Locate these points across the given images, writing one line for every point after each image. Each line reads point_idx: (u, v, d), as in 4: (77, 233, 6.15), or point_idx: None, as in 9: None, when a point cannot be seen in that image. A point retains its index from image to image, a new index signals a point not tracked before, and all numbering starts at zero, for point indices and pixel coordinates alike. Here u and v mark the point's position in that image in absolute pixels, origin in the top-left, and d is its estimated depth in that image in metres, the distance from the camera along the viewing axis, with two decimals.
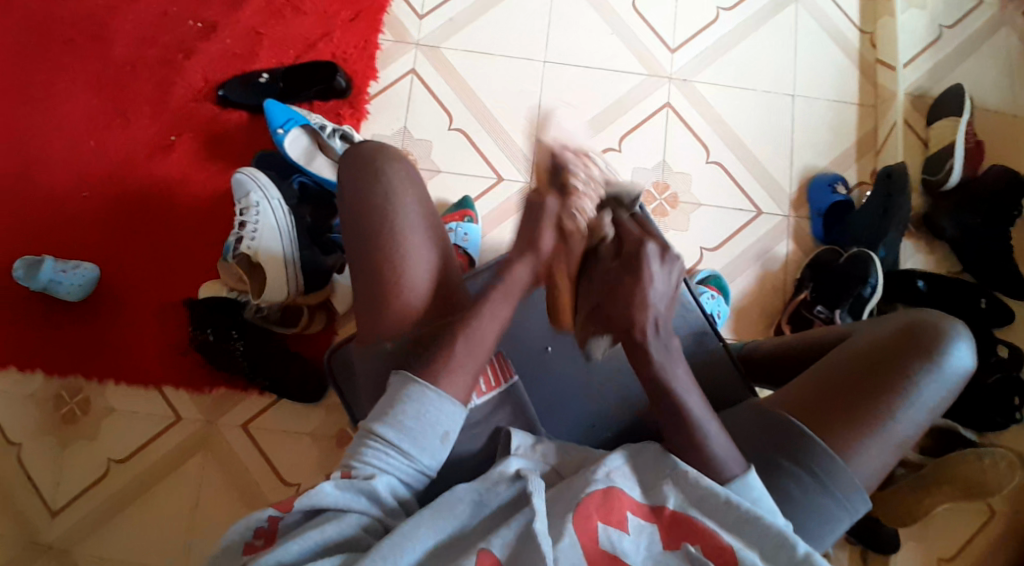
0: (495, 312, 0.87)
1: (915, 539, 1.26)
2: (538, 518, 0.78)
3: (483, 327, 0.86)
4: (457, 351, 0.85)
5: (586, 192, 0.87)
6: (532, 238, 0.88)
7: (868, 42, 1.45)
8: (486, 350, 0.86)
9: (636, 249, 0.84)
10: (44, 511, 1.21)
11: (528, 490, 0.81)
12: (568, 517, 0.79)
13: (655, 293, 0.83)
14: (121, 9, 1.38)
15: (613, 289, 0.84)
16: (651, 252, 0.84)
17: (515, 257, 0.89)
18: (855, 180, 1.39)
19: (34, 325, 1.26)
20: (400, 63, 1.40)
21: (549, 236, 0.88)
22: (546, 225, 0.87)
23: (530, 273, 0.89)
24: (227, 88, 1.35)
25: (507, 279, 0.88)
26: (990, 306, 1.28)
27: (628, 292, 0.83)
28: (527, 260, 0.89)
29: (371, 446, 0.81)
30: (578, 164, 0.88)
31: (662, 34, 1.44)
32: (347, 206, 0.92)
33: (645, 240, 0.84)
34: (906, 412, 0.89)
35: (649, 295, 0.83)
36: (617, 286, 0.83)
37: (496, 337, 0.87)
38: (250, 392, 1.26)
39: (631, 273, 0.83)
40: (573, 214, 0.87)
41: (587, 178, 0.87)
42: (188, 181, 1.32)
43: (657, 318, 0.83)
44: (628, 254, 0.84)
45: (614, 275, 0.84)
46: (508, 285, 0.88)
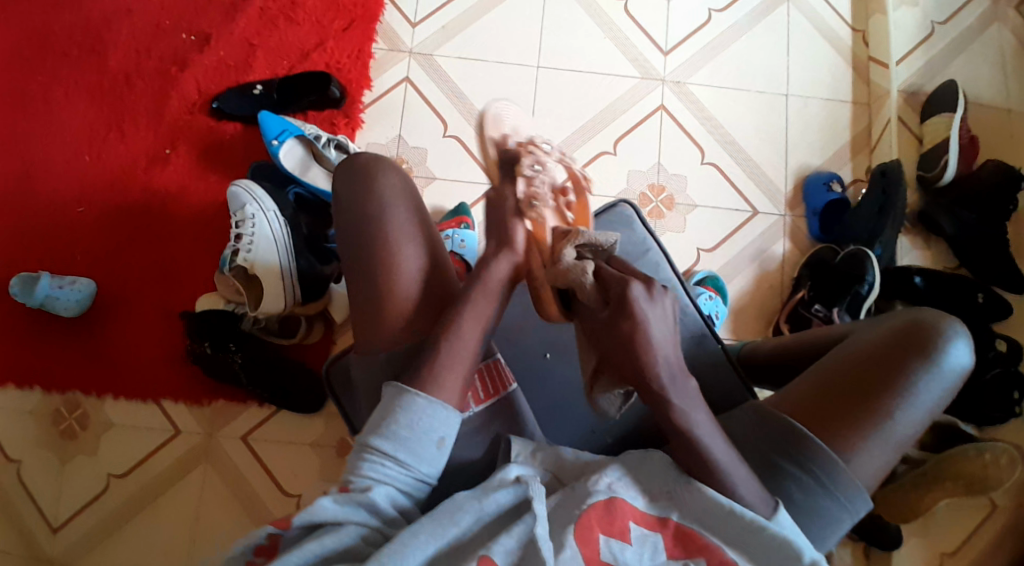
0: (480, 315, 0.87)
1: (918, 536, 1.27)
2: (538, 524, 0.78)
3: (466, 330, 0.86)
4: (443, 354, 0.84)
5: (540, 181, 0.93)
6: (502, 235, 0.90)
7: (860, 40, 1.46)
8: (473, 353, 0.86)
9: (622, 294, 0.80)
10: (46, 527, 1.21)
11: (530, 495, 0.81)
12: (570, 528, 0.79)
13: (649, 330, 0.78)
14: (114, 23, 1.38)
15: (613, 334, 0.79)
16: (638, 296, 0.79)
17: (495, 253, 0.89)
18: (850, 179, 1.40)
19: (32, 341, 1.26)
20: (393, 72, 1.40)
21: (518, 230, 0.90)
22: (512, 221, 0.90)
23: (511, 268, 0.89)
24: (221, 99, 1.35)
25: (489, 277, 0.88)
26: (988, 301, 1.28)
27: (625, 336, 0.78)
28: (507, 257, 0.89)
29: (367, 459, 0.81)
30: (527, 165, 0.94)
31: (655, 36, 1.44)
32: (341, 215, 0.92)
33: (629, 281, 0.80)
34: (905, 412, 0.89)
35: (646, 340, 0.78)
36: (616, 332, 0.79)
37: (479, 337, 0.87)
38: (250, 403, 1.26)
39: (624, 317, 0.78)
40: (532, 204, 0.92)
41: (538, 169, 0.94)
42: (184, 194, 1.32)
43: (662, 360, 0.78)
44: (618, 298, 0.80)
45: (609, 319, 0.80)
46: (500, 293, 0.89)
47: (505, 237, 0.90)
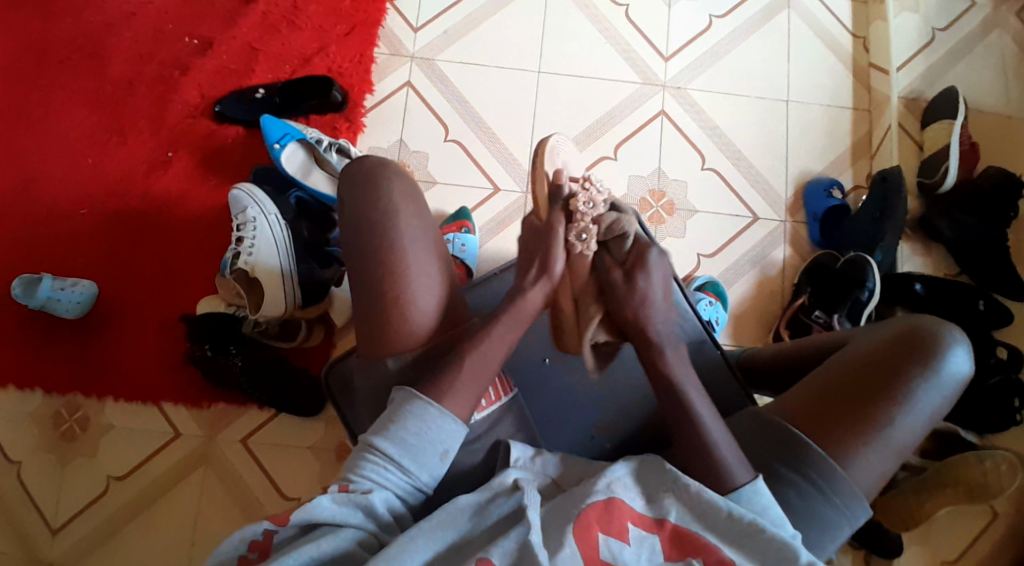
0: (500, 332, 0.89)
1: (918, 543, 1.26)
2: (533, 531, 0.78)
3: (490, 349, 0.88)
4: (462, 373, 0.86)
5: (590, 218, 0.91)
6: (546, 263, 0.91)
7: (860, 47, 1.46)
8: (494, 368, 0.88)
9: (641, 253, 0.91)
10: (45, 528, 1.21)
11: (523, 504, 0.81)
12: (567, 528, 0.79)
13: (655, 287, 0.91)
14: (117, 28, 1.39)
15: (620, 291, 0.90)
16: (653, 255, 0.92)
17: (532, 282, 0.91)
18: (850, 184, 1.40)
19: (33, 343, 1.26)
20: (396, 76, 1.41)
21: (559, 260, 0.91)
22: (557, 249, 0.91)
23: (543, 299, 0.92)
24: (223, 103, 1.35)
25: (522, 303, 0.90)
26: (988, 308, 1.28)
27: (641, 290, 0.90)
28: (545, 287, 0.91)
29: (368, 460, 0.81)
30: (580, 203, 0.91)
31: (656, 42, 1.44)
32: (344, 223, 0.92)
33: (648, 245, 0.92)
34: (904, 419, 0.89)
35: (651, 298, 0.90)
36: (625, 286, 0.90)
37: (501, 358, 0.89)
38: (249, 407, 1.26)
39: (637, 275, 0.90)
40: (578, 239, 0.91)
41: (591, 204, 0.91)
42: (185, 198, 1.32)
43: (661, 320, 0.90)
44: (636, 257, 0.91)
45: (623, 275, 0.91)
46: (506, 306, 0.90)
47: (546, 263, 0.91)
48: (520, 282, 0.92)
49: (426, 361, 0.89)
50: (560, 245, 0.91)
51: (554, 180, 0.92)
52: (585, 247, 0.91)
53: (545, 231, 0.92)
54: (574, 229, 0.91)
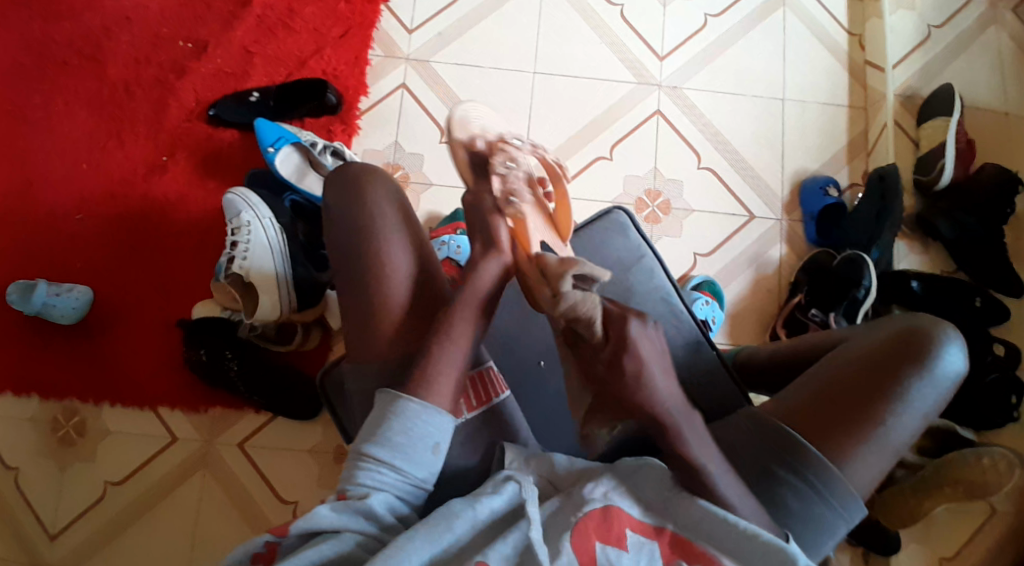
0: (469, 320, 0.88)
1: (916, 540, 1.26)
2: (534, 529, 0.78)
3: (459, 334, 0.87)
4: (435, 359, 0.85)
5: (514, 176, 0.94)
6: (488, 236, 0.90)
7: (857, 44, 1.46)
8: (463, 355, 0.86)
9: (620, 333, 0.80)
10: (45, 534, 1.21)
11: (523, 497, 0.82)
12: (566, 535, 0.79)
13: (647, 362, 0.80)
14: (113, 32, 1.39)
15: (613, 377, 0.80)
16: (634, 327, 0.81)
17: (482, 255, 0.90)
18: (847, 182, 1.39)
19: (30, 348, 1.26)
20: (390, 78, 1.40)
21: (502, 229, 0.91)
22: (494, 218, 0.90)
23: (499, 270, 0.90)
24: (219, 106, 1.35)
25: (477, 280, 0.88)
26: (985, 305, 1.28)
27: (629, 376, 0.79)
28: (495, 259, 0.89)
29: (362, 467, 0.80)
30: (501, 164, 0.95)
31: (652, 41, 1.44)
32: (334, 229, 0.92)
33: (628, 316, 0.81)
34: (899, 419, 0.89)
35: (647, 380, 0.79)
36: (616, 373, 0.80)
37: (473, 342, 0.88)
38: (247, 409, 1.26)
39: (623, 360, 0.79)
40: (510, 201, 0.92)
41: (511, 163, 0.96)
42: (181, 201, 1.32)
43: (662, 401, 0.80)
44: (618, 335, 0.80)
45: (608, 361, 0.80)
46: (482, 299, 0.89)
47: (489, 237, 0.90)
48: (470, 258, 0.90)
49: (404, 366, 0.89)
50: (498, 215, 0.91)
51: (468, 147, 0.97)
52: (520, 205, 0.93)
53: (477, 205, 0.92)
54: (503, 188, 0.93)
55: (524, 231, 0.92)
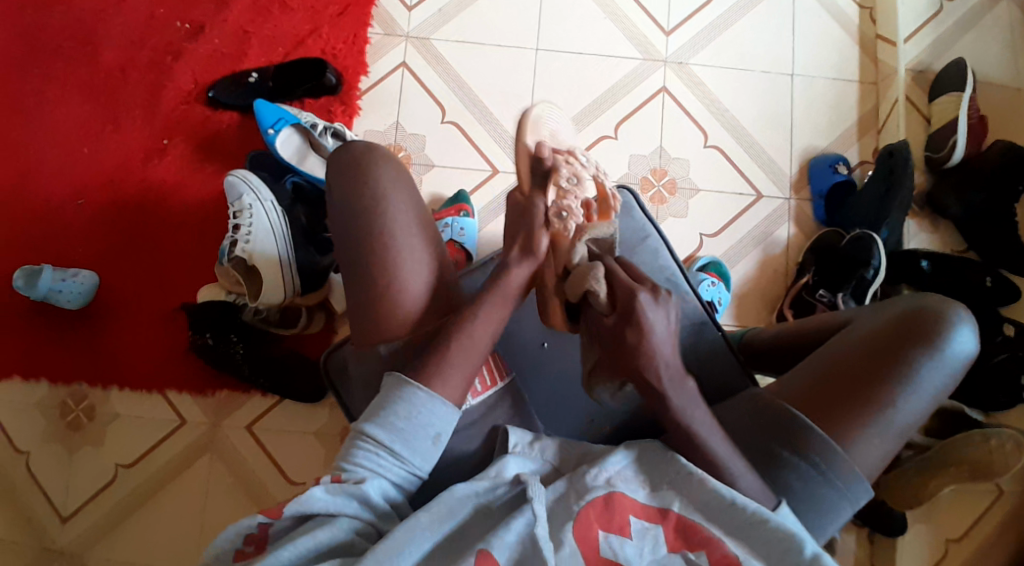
0: (490, 321, 0.87)
1: (922, 520, 1.26)
2: (539, 524, 0.78)
3: (476, 328, 0.86)
4: (452, 352, 0.84)
5: (573, 195, 0.86)
6: (528, 241, 0.87)
7: (867, 17, 1.42)
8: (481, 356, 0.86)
9: (630, 302, 0.80)
10: (56, 517, 1.23)
11: (529, 494, 0.80)
12: (568, 525, 0.79)
13: (651, 333, 0.79)
14: (108, 14, 1.37)
15: (616, 341, 0.81)
16: (645, 301, 0.80)
17: (514, 258, 0.88)
18: (856, 160, 1.37)
19: (36, 334, 1.27)
20: (390, 57, 1.38)
21: (544, 237, 0.87)
22: (539, 227, 0.86)
23: (528, 277, 0.88)
24: (217, 88, 1.34)
25: (505, 283, 0.87)
26: (996, 285, 1.25)
27: (631, 346, 0.80)
28: (529, 265, 0.87)
29: (362, 447, 0.81)
30: (563, 177, 0.86)
31: (656, 17, 1.41)
32: (336, 216, 0.91)
33: (638, 289, 0.81)
34: (906, 400, 0.88)
35: (647, 345, 0.79)
36: (622, 343, 0.80)
37: (491, 339, 0.87)
38: (253, 393, 1.27)
39: (626, 329, 0.80)
40: (560, 215, 0.86)
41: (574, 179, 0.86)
42: (182, 186, 1.32)
43: (658, 358, 0.80)
44: (625, 306, 0.80)
45: (615, 333, 0.80)
46: (507, 297, 0.88)
47: (528, 243, 0.87)
48: (505, 258, 0.89)
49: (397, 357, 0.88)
50: (541, 222, 0.86)
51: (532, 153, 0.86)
52: (571, 221, 0.86)
53: (526, 209, 0.87)
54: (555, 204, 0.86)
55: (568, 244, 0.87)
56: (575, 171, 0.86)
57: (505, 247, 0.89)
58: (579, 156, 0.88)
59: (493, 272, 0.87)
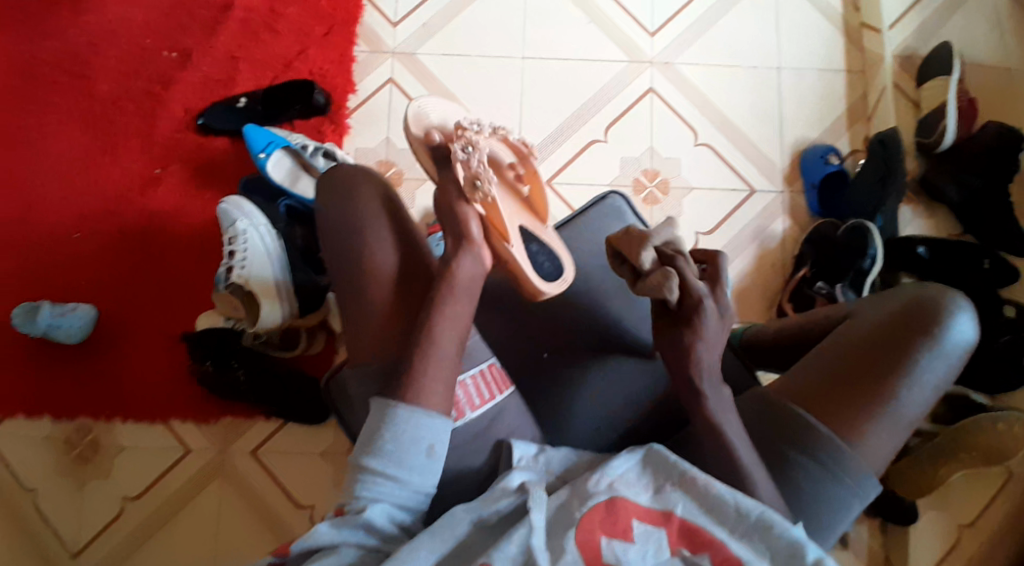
0: (456, 320, 0.88)
1: (934, 508, 1.26)
2: (536, 534, 0.78)
3: (442, 328, 0.87)
4: (422, 364, 0.85)
5: (475, 161, 0.96)
6: (458, 230, 0.92)
7: (851, 6, 1.42)
8: (455, 362, 0.86)
9: (694, 308, 0.88)
10: (67, 552, 1.23)
11: (529, 503, 0.81)
12: (570, 533, 0.79)
13: (706, 343, 0.88)
14: (97, 46, 1.38)
15: (675, 336, 0.89)
16: (708, 310, 0.88)
17: (454, 252, 0.91)
18: (848, 149, 1.36)
19: (40, 368, 1.27)
20: (377, 74, 1.39)
21: (471, 220, 0.93)
22: (460, 208, 0.93)
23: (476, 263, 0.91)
24: (207, 114, 1.35)
25: (457, 275, 0.90)
26: (994, 267, 1.24)
27: (686, 346, 0.89)
28: (468, 253, 0.91)
29: (362, 480, 0.81)
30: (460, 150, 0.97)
31: (640, 18, 1.41)
32: (329, 238, 0.92)
33: (703, 299, 0.87)
34: (910, 391, 0.87)
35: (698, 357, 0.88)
36: (677, 338, 0.89)
37: (457, 339, 0.87)
38: (257, 417, 1.27)
39: (687, 341, 0.88)
40: (476, 185, 0.94)
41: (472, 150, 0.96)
42: (177, 214, 1.32)
43: (704, 364, 0.88)
44: (689, 313, 0.88)
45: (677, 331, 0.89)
46: (467, 294, 0.90)
47: (460, 232, 0.92)
48: (446, 256, 0.92)
49: (385, 375, 0.87)
50: (461, 203, 0.94)
51: (426, 142, 0.99)
52: (486, 187, 0.94)
53: (443, 195, 0.94)
54: (467, 175, 0.94)
55: (496, 215, 0.95)
56: (470, 140, 0.98)
57: (447, 245, 0.92)
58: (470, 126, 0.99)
59: (450, 271, 0.90)
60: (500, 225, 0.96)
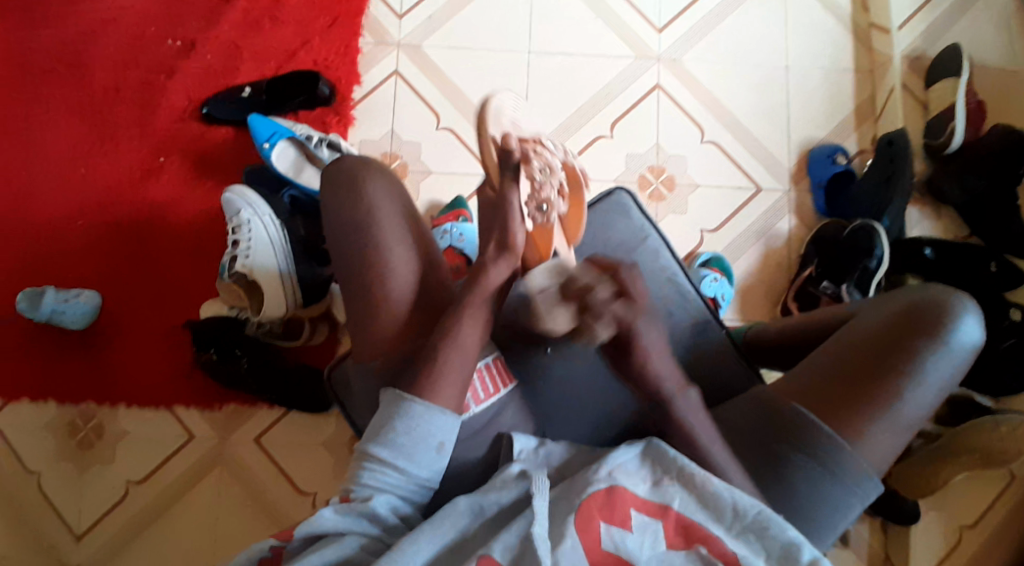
0: (475, 322, 0.87)
1: (934, 509, 1.25)
2: (537, 523, 0.77)
3: (463, 329, 0.86)
4: (438, 358, 0.84)
5: (548, 185, 0.91)
6: (504, 238, 0.88)
7: (859, 6, 1.42)
8: (471, 360, 0.86)
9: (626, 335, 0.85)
10: (69, 536, 1.23)
11: (532, 491, 0.81)
12: (570, 519, 0.79)
13: (650, 354, 0.86)
14: (102, 35, 1.38)
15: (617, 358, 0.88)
16: (641, 330, 0.85)
17: (491, 258, 0.88)
18: (855, 150, 1.36)
19: (42, 355, 1.27)
20: (382, 66, 1.39)
21: (521, 234, 0.88)
22: (516, 221, 0.88)
23: (508, 275, 0.89)
24: (211, 104, 1.34)
25: (483, 284, 0.88)
26: (1001, 270, 1.23)
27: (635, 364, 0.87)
28: (507, 263, 0.88)
29: (368, 468, 0.81)
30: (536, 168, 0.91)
31: (647, 14, 1.41)
32: (332, 227, 0.91)
33: (633, 324, 0.84)
34: (914, 393, 0.87)
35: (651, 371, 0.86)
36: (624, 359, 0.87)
37: (479, 341, 0.87)
38: (260, 405, 1.27)
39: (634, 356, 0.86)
40: (540, 208, 0.91)
41: (547, 171, 0.91)
42: (181, 203, 1.32)
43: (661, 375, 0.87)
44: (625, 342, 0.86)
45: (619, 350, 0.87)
46: (480, 307, 0.88)
47: (505, 241, 0.88)
48: (482, 260, 0.89)
49: (395, 363, 0.88)
50: (519, 217, 0.88)
51: (500, 144, 0.90)
52: (550, 213, 0.92)
53: (501, 203, 0.89)
54: (533, 200, 0.91)
55: (544, 236, 0.92)
56: (546, 161, 0.92)
57: (486, 249, 0.89)
58: (545, 145, 0.94)
59: (479, 276, 0.88)
60: (543, 243, 0.92)
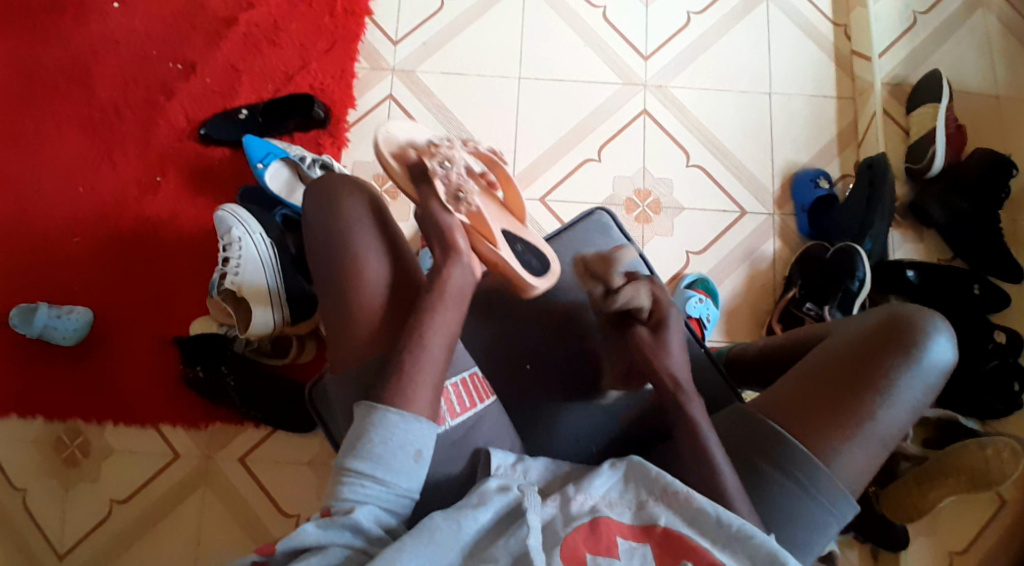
0: (443, 324, 0.88)
1: (924, 534, 1.24)
2: (532, 536, 0.77)
3: (430, 338, 0.87)
4: (411, 370, 0.85)
5: (455, 172, 0.95)
6: (444, 240, 0.92)
7: (842, 34, 1.45)
8: (438, 367, 0.86)
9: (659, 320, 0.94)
10: (53, 554, 1.23)
11: (524, 505, 0.81)
12: (556, 550, 0.78)
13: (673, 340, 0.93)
14: (103, 57, 1.42)
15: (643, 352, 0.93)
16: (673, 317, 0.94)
17: (443, 261, 0.91)
18: (838, 174, 1.38)
19: (32, 370, 1.28)
20: (377, 90, 1.42)
21: (455, 222, 0.93)
22: (444, 217, 0.92)
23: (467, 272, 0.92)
24: (209, 125, 1.37)
25: (445, 285, 0.90)
26: (984, 292, 1.25)
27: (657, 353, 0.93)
28: (457, 262, 0.91)
29: (347, 482, 0.81)
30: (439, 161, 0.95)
31: (635, 41, 1.44)
32: (315, 238, 0.93)
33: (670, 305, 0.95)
34: (887, 410, 0.87)
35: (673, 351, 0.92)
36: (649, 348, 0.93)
37: (447, 345, 0.88)
38: (246, 424, 1.27)
39: (663, 336, 0.93)
40: (459, 196, 0.94)
41: (450, 160, 0.96)
42: (174, 221, 1.34)
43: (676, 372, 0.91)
44: (658, 322, 0.94)
45: (651, 333, 0.94)
46: (455, 299, 0.90)
47: (446, 242, 0.91)
48: (434, 266, 0.91)
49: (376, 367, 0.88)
50: (446, 212, 0.92)
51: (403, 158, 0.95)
52: (469, 197, 0.95)
53: (426, 213, 0.93)
54: (448, 188, 0.93)
55: (480, 222, 0.96)
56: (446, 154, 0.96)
57: (435, 255, 0.92)
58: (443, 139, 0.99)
59: (438, 280, 0.90)
60: (485, 231, 0.96)
